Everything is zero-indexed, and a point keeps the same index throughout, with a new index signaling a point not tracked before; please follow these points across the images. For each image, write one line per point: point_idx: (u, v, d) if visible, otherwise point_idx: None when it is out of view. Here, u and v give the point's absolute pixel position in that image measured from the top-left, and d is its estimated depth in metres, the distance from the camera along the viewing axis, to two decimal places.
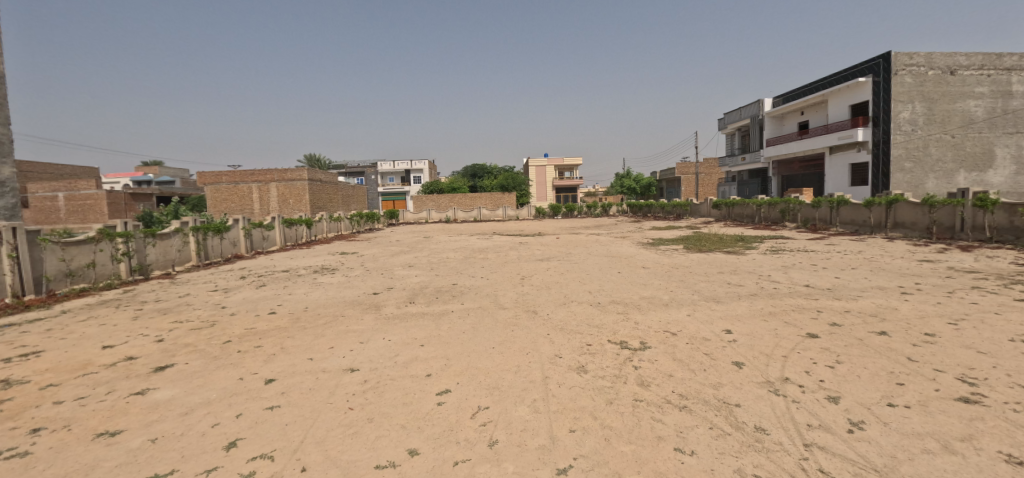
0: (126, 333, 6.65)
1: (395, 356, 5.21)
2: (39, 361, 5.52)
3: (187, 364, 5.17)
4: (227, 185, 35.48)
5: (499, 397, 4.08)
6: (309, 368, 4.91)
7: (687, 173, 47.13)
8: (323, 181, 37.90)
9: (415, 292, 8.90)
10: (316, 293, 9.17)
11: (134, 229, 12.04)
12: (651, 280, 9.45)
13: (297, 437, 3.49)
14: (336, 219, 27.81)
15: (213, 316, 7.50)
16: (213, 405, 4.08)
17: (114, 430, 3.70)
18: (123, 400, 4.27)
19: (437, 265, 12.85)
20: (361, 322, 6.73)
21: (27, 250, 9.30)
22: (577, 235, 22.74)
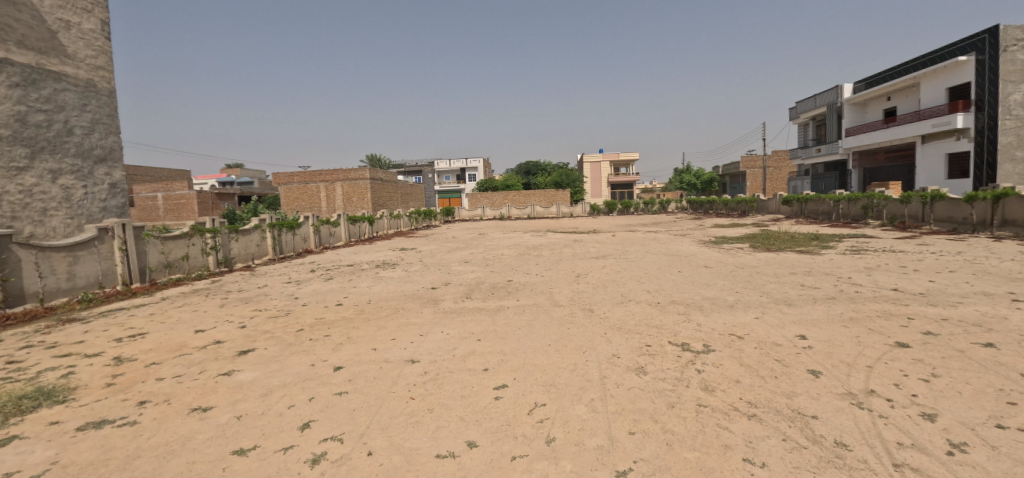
0: (214, 319, 7.34)
1: (454, 349, 5.34)
2: (143, 342, 6.21)
3: (265, 350, 5.61)
4: (298, 185, 38.10)
5: (555, 394, 4.06)
6: (373, 358, 5.15)
7: (754, 168, 44.37)
8: (384, 180, 39.62)
9: (472, 288, 9.06)
10: (378, 287, 9.59)
11: (221, 225, 13.22)
12: (714, 280, 8.97)
13: (363, 422, 3.67)
14: (396, 216, 28.96)
15: (288, 306, 8.08)
16: (289, 388, 4.39)
17: (205, 406, 4.10)
18: (213, 380, 4.70)
19: (492, 262, 13.02)
20: (421, 316, 6.97)
21: (135, 244, 10.50)
22: (633, 233, 22.12)
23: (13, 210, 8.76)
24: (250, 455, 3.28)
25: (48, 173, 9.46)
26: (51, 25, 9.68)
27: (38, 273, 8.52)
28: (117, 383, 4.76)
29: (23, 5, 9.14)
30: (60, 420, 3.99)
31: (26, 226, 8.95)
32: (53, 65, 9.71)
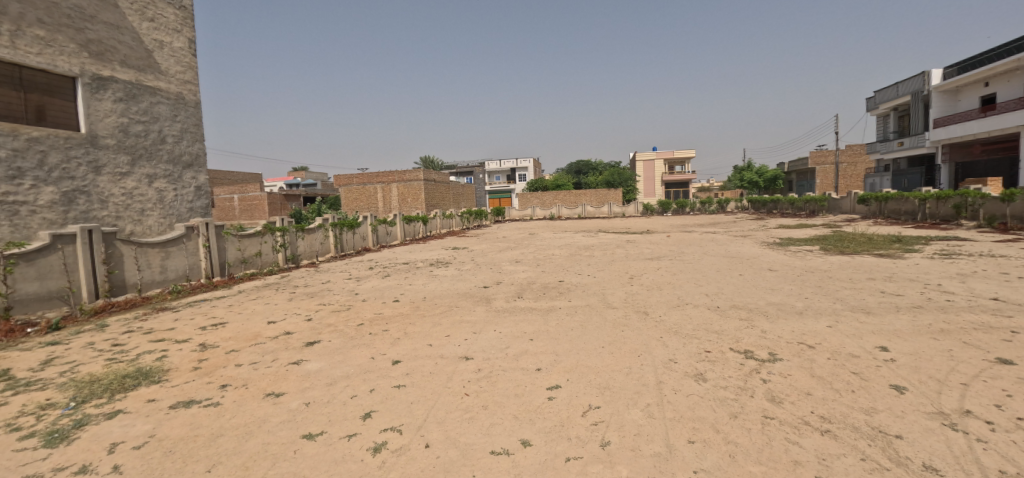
0: (284, 312, 7.88)
1: (506, 348, 5.39)
2: (223, 330, 6.78)
3: (330, 342, 5.95)
4: (357, 186, 40.04)
5: (609, 398, 3.99)
6: (429, 353, 5.32)
7: (824, 164, 41.24)
8: (436, 181, 40.70)
9: (523, 288, 9.10)
10: (432, 285, 9.87)
11: (288, 224, 14.18)
12: (780, 285, 8.43)
13: (420, 415, 3.80)
14: (448, 216, 29.63)
15: (349, 301, 8.53)
16: (351, 379, 4.63)
17: (278, 392, 4.41)
18: (285, 368, 5.05)
19: (543, 262, 13.01)
20: (474, 313, 7.11)
21: (216, 241, 11.50)
22: (690, 234, 21.26)
23: (117, 211, 9.88)
24: (318, 440, 3.49)
25: (145, 178, 10.56)
26: (148, 45, 10.81)
27: (137, 266, 9.55)
28: (202, 367, 5.24)
29: (126, 28, 10.29)
30: (155, 398, 4.44)
31: (127, 225, 10.06)
32: (150, 80, 10.83)
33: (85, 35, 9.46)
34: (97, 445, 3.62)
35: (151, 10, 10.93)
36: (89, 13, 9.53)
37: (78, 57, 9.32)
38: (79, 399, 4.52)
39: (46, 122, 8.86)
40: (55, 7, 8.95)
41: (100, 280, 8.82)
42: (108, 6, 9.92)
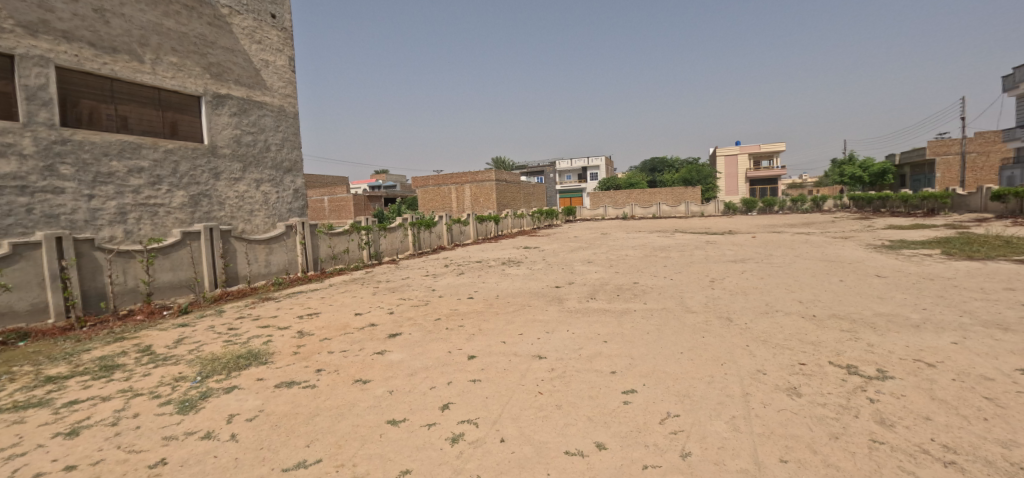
0: (369, 305, 8.47)
1: (580, 349, 5.35)
2: (317, 320, 7.44)
3: (410, 334, 6.28)
4: (433, 187, 41.88)
5: (689, 406, 3.80)
6: (503, 350, 5.42)
7: (947, 156, 35.91)
8: (508, 181, 41.30)
9: (596, 288, 8.96)
10: (505, 283, 10.03)
11: (372, 223, 15.19)
12: (890, 293, 7.47)
13: (495, 410, 3.89)
14: (519, 216, 29.93)
15: (427, 296, 8.95)
16: (430, 371, 4.86)
17: (365, 379, 4.75)
18: (371, 357, 5.43)
19: (616, 262, 12.69)
20: (546, 313, 7.14)
21: (311, 238, 12.64)
22: (779, 235, 19.56)
23: (231, 211, 11.21)
24: (401, 426, 3.71)
25: (254, 182, 11.87)
26: (256, 65, 12.13)
27: (247, 260, 10.79)
28: (300, 352, 5.79)
29: (238, 51, 11.63)
30: (263, 377, 4.99)
31: (239, 224, 11.39)
32: (258, 96, 12.14)
33: (207, 59, 10.86)
34: (218, 415, 4.15)
35: (259, 34, 12.26)
36: (210, 40, 10.92)
37: (202, 78, 10.71)
38: (204, 374, 5.22)
39: (178, 135, 10.29)
40: (185, 37, 10.37)
41: (218, 271, 10.08)
42: (225, 33, 11.30)
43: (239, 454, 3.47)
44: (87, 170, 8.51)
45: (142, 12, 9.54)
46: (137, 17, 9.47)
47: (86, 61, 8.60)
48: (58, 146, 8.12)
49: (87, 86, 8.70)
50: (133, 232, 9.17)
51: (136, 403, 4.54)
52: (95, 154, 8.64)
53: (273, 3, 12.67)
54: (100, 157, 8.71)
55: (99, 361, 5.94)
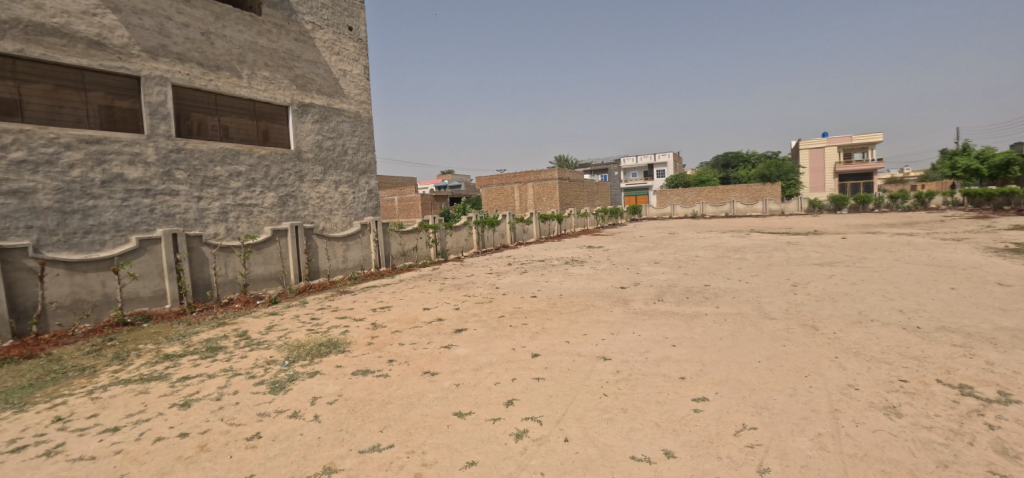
0: (436, 300, 8.80)
1: (646, 352, 5.18)
2: (389, 313, 7.86)
3: (475, 330, 6.45)
4: (497, 186, 42.61)
5: (768, 419, 3.56)
6: (567, 350, 5.39)
7: None
8: (571, 179, 40.92)
9: (663, 290, 8.64)
10: (568, 283, 9.96)
11: (439, 222, 15.77)
12: (1017, 305, 6.47)
13: (559, 409, 3.89)
14: (583, 214, 29.58)
15: (492, 294, 9.12)
16: (495, 367, 4.96)
17: (433, 371, 4.95)
18: (438, 350, 5.64)
19: (685, 263, 12.14)
20: (611, 313, 7.00)
21: (383, 236, 13.36)
22: (874, 235, 17.64)
23: (314, 211, 12.14)
24: (467, 419, 3.83)
25: (334, 183, 12.75)
26: (335, 74, 13.02)
27: (327, 256, 11.65)
28: (374, 343, 6.15)
29: (321, 63, 12.56)
30: (342, 364, 5.37)
31: (321, 222, 12.31)
32: (337, 103, 13.01)
33: (294, 72, 11.85)
34: (304, 397, 4.53)
35: (338, 46, 13.13)
36: (296, 54, 11.90)
37: (290, 89, 11.70)
38: (291, 359, 5.72)
39: (269, 142, 11.33)
40: (275, 53, 11.39)
41: (303, 266, 10.99)
42: (309, 47, 12.25)
43: (322, 434, 3.76)
44: (196, 175, 9.63)
45: (240, 32, 10.62)
46: (236, 38, 10.56)
47: (196, 78, 9.73)
48: (174, 154, 9.27)
49: (197, 101, 9.84)
50: (233, 229, 10.24)
51: (235, 382, 5.08)
52: (203, 160, 9.74)
53: (350, 16, 13.53)
54: (207, 164, 9.81)
55: (205, 343, 6.72)
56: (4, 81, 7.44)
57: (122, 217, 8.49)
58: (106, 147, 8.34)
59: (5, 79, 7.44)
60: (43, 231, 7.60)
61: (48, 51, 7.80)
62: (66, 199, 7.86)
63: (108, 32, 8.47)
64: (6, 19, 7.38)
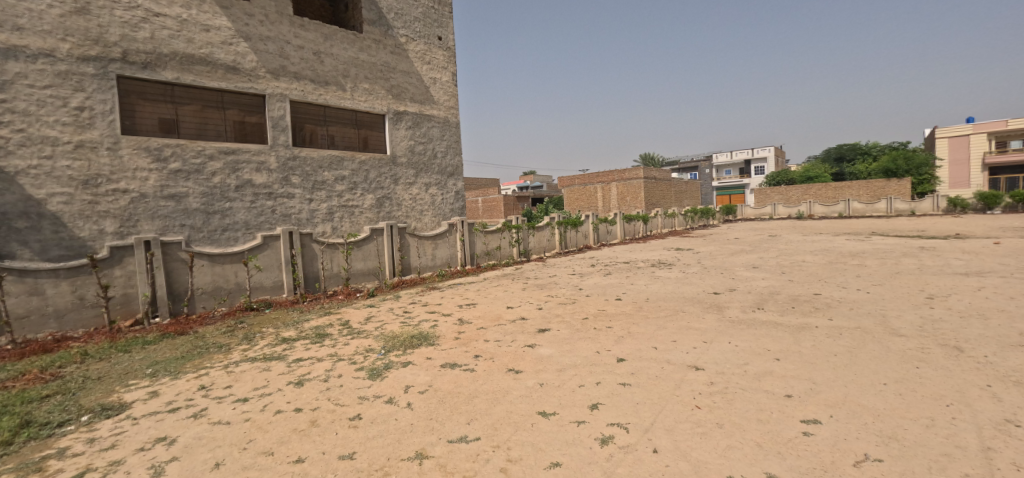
0: (519, 299, 8.92)
1: (745, 364, 4.79)
2: (475, 310, 8.14)
3: (558, 331, 6.43)
4: (579, 186, 42.22)
5: (897, 452, 3.10)
6: (655, 356, 5.17)
7: None
8: (658, 178, 39.13)
9: (764, 298, 7.92)
10: (655, 287, 9.52)
11: (522, 222, 16.01)
12: None
13: (647, 418, 3.74)
14: (670, 215, 28.18)
15: (574, 295, 9.03)
16: (579, 369, 4.90)
17: (517, 369, 5.03)
18: (522, 349, 5.71)
19: (789, 269, 11.00)
20: (703, 321, 6.57)
21: (469, 235, 13.85)
22: None
23: (407, 211, 12.94)
24: (551, 419, 3.83)
25: (425, 185, 13.46)
26: (426, 83, 13.77)
27: (417, 254, 12.36)
28: (460, 338, 6.41)
29: (413, 73, 13.37)
30: (432, 357, 5.67)
31: (412, 222, 13.10)
32: (428, 110, 13.74)
33: (390, 83, 12.74)
34: (398, 385, 4.85)
35: (429, 55, 13.87)
36: (392, 66, 12.79)
37: (387, 99, 12.60)
38: (386, 348, 6.16)
39: (369, 148, 12.31)
40: (374, 66, 12.35)
41: (396, 262, 11.79)
42: (403, 58, 13.09)
43: (414, 421, 4.00)
44: (309, 179, 10.77)
45: (345, 50, 11.68)
46: (342, 55, 11.63)
47: (308, 94, 10.89)
48: (291, 162, 10.46)
49: (309, 113, 11.01)
50: (338, 228, 11.30)
51: (340, 366, 5.60)
52: (314, 167, 10.87)
53: (440, 27, 14.21)
54: (317, 169, 10.93)
55: (315, 330, 7.48)
56: (166, 104, 8.92)
57: (250, 217, 9.77)
58: (239, 157, 9.65)
59: (166, 102, 8.92)
60: (192, 229, 9.01)
61: (197, 77, 9.22)
62: (209, 202, 9.22)
63: (241, 58, 9.80)
64: (167, 53, 8.86)
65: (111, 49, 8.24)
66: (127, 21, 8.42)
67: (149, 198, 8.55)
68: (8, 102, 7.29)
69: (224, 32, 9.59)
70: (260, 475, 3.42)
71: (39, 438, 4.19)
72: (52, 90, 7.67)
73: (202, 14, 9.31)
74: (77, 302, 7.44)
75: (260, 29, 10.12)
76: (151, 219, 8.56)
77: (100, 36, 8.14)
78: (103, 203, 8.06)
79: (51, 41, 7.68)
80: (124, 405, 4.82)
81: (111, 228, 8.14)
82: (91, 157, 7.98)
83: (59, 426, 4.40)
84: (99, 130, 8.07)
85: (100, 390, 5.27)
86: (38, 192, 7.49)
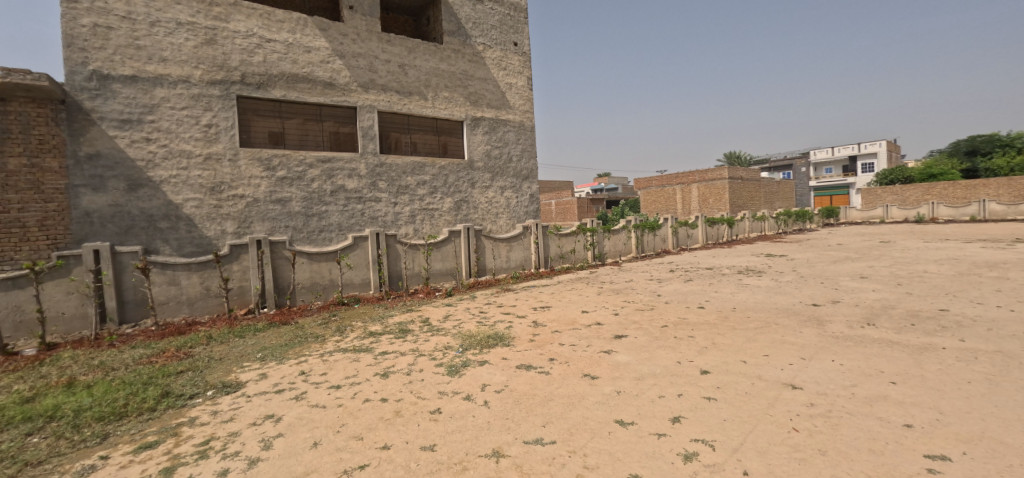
0: (594, 303, 8.78)
1: (853, 387, 4.29)
2: (549, 313, 8.15)
3: (636, 338, 6.24)
4: (657, 188, 40.65)
5: None
6: (744, 371, 4.81)
7: None
8: (745, 179, 36.40)
9: (874, 312, 7.04)
10: (743, 296, 8.85)
11: (597, 226, 15.74)
12: None
13: (736, 437, 3.50)
14: (759, 218, 26.12)
15: (653, 301, 8.69)
16: (659, 379, 4.71)
17: (593, 375, 4.95)
18: (598, 355, 5.61)
19: (906, 280, 9.67)
20: (800, 335, 6.00)
21: (543, 238, 13.90)
22: None
23: (483, 214, 13.31)
24: (630, 428, 3.73)
25: (500, 188, 13.73)
26: (503, 88, 14.06)
27: (493, 255, 12.66)
28: (535, 340, 6.45)
29: (490, 79, 13.72)
30: (507, 357, 5.76)
31: (489, 224, 13.44)
32: (504, 115, 14.02)
33: (468, 90, 13.19)
34: (476, 383, 4.99)
35: (505, 61, 14.16)
36: (470, 74, 13.22)
37: (465, 106, 13.06)
38: (464, 347, 6.38)
39: (448, 154, 12.84)
40: (454, 75, 12.86)
41: (473, 264, 12.16)
42: (481, 66, 13.49)
43: (491, 419, 4.10)
44: (394, 184, 11.48)
45: (427, 61, 12.29)
46: (424, 66, 12.26)
47: (394, 104, 11.62)
48: (378, 168, 11.23)
49: (395, 122, 11.75)
50: (419, 230, 11.92)
51: (421, 361, 5.90)
52: (398, 172, 11.58)
53: (516, 32, 14.46)
54: (401, 175, 11.62)
55: (398, 325, 7.95)
56: (274, 119, 10.01)
57: (343, 219, 10.64)
58: (334, 165, 10.55)
59: (275, 117, 10.01)
60: (295, 230, 10.01)
61: (300, 94, 10.23)
62: (309, 205, 10.19)
63: (336, 74, 10.72)
64: (276, 73, 9.94)
65: (232, 73, 9.43)
66: (245, 48, 9.59)
67: (261, 203, 9.64)
68: (155, 122, 8.62)
69: (323, 51, 10.56)
70: (351, 457, 3.70)
71: (176, 407, 4.90)
72: (188, 111, 8.93)
73: (305, 37, 10.34)
74: (204, 292, 8.59)
75: (353, 46, 11.00)
76: (261, 221, 9.64)
77: (225, 62, 9.35)
78: (225, 207, 9.23)
79: (187, 69, 8.96)
80: (240, 384, 5.48)
81: (230, 228, 9.30)
82: (216, 167, 9.17)
83: (191, 398, 5.12)
84: (222, 143, 9.26)
85: (221, 369, 6.03)
86: (177, 198, 8.76)
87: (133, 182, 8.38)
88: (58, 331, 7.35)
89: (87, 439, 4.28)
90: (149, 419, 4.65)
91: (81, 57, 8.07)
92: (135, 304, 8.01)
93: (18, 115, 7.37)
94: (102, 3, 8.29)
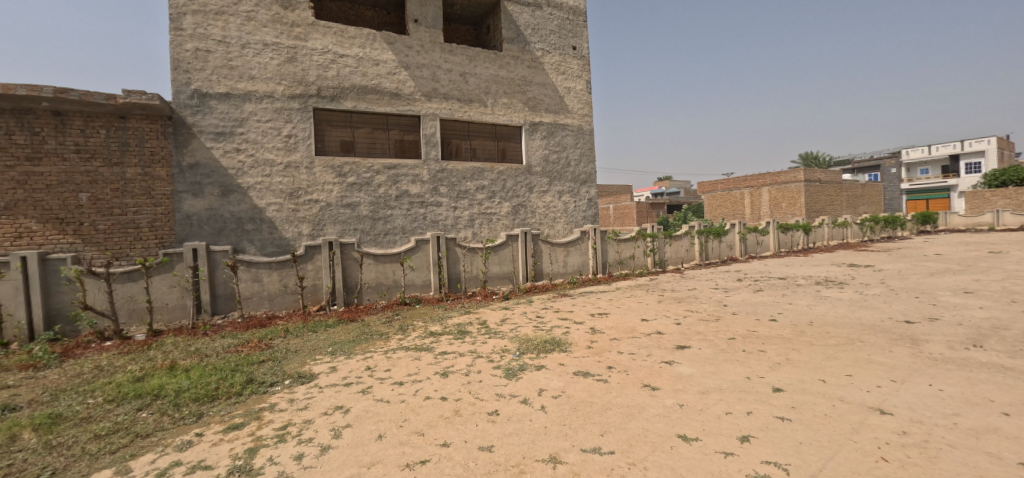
0: (654, 312, 8.50)
1: (955, 416, 3.83)
2: (607, 320, 8.00)
3: (700, 349, 5.97)
4: (723, 192, 38.62)
5: None
6: (823, 390, 4.45)
7: None
8: (823, 182, 33.63)
9: (982, 332, 6.22)
10: (821, 309, 8.16)
11: (658, 231, 15.23)
12: None
13: (813, 462, 3.26)
14: (841, 224, 23.97)
15: (718, 312, 8.25)
16: (725, 394, 4.48)
17: (654, 386, 4.80)
18: (658, 365, 5.43)
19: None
20: (889, 354, 5.45)
21: (601, 243, 13.66)
22: None
23: (540, 218, 13.34)
24: (694, 444, 3.58)
25: (558, 193, 13.69)
26: (561, 92, 14.04)
27: (549, 260, 12.65)
28: (593, 347, 6.36)
29: (549, 84, 13.76)
30: (564, 363, 5.73)
31: (546, 229, 13.45)
32: (563, 119, 13.99)
33: (527, 95, 13.32)
34: (532, 387, 5.01)
35: (564, 65, 14.15)
36: (529, 79, 13.35)
37: (523, 111, 13.20)
38: (520, 350, 6.42)
39: (506, 159, 13.02)
40: (513, 81, 13.05)
41: (530, 268, 12.22)
42: (539, 71, 13.57)
43: (548, 424, 4.11)
44: (454, 189, 11.83)
45: (487, 68, 12.57)
46: (484, 73, 12.54)
47: (455, 111, 11.99)
48: (439, 174, 11.62)
49: (455, 129, 12.11)
50: (477, 234, 12.18)
51: (479, 362, 6.01)
52: (459, 178, 11.91)
53: (575, 36, 14.41)
54: (461, 180, 11.94)
55: (457, 326, 8.15)
56: (346, 129, 10.68)
57: (406, 223, 11.12)
58: (399, 171, 11.07)
59: (346, 127, 10.69)
60: (362, 232, 10.61)
61: (369, 105, 10.85)
62: (376, 209, 10.76)
63: (402, 85, 11.26)
64: (348, 86, 10.62)
65: (310, 87, 10.20)
66: (321, 64, 10.34)
67: (333, 207, 10.31)
68: (244, 134, 9.51)
69: (390, 64, 11.14)
70: (414, 452, 3.86)
71: (258, 393, 5.36)
72: (272, 123, 9.78)
73: (374, 51, 10.96)
74: (283, 289, 9.32)
75: (418, 57, 11.50)
76: (333, 224, 10.31)
77: (303, 77, 10.14)
78: (301, 211, 9.98)
79: (272, 85, 9.81)
80: (314, 375, 5.89)
81: (306, 230, 10.03)
82: (295, 174, 9.96)
83: (271, 386, 5.58)
84: (300, 152, 10.03)
85: (296, 361, 6.52)
86: (261, 202, 9.60)
87: (225, 189, 9.29)
88: (162, 319, 8.29)
89: (185, 417, 4.79)
90: (236, 403, 5.12)
91: (185, 78, 9.10)
92: (225, 298, 8.87)
93: (135, 130, 8.45)
94: (203, 30, 9.30)
